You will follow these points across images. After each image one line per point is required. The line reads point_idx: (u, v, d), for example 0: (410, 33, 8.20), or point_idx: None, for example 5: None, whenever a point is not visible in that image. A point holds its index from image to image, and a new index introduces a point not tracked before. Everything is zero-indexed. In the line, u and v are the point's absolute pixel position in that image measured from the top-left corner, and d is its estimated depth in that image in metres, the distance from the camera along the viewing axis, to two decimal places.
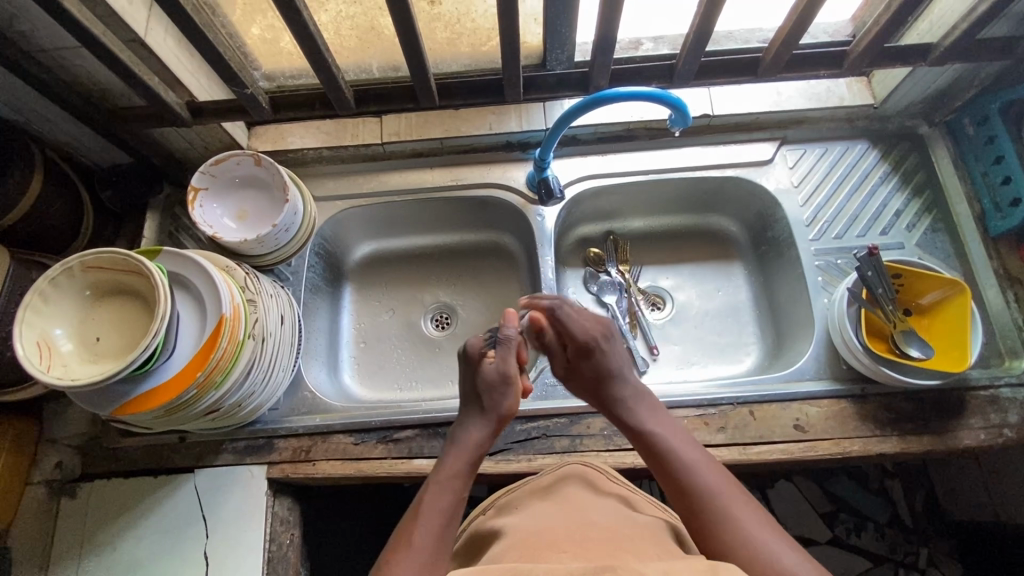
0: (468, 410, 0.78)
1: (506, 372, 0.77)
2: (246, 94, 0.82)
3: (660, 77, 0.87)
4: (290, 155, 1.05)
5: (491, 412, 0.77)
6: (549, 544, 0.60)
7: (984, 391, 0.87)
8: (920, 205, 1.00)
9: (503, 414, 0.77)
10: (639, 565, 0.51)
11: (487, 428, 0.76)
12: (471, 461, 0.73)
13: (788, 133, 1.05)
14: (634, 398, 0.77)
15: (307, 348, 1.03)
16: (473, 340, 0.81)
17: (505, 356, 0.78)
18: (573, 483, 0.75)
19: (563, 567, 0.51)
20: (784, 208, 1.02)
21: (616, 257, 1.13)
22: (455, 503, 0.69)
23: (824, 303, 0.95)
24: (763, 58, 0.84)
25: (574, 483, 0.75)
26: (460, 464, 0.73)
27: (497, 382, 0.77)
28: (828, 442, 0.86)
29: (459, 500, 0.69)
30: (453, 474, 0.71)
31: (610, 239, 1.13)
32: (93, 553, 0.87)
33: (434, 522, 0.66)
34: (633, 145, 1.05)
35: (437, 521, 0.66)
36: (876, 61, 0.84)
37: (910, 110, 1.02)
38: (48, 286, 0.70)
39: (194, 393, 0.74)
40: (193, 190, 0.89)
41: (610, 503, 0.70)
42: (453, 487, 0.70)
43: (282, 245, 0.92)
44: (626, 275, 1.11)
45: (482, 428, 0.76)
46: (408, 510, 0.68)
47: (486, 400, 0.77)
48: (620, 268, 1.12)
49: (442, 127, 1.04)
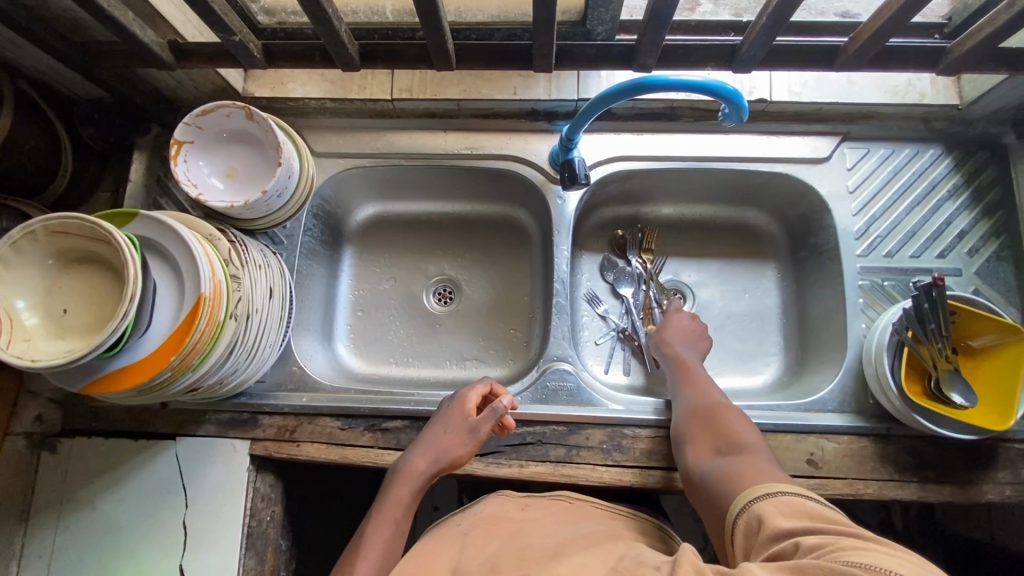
0: (425, 438, 0.78)
1: (476, 430, 0.77)
2: (234, 41, 0.70)
3: (717, 59, 0.74)
4: (290, 104, 0.94)
5: (443, 454, 0.76)
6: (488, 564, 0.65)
7: (1019, 443, 0.81)
8: (988, 228, 0.89)
9: (454, 463, 0.76)
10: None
11: (464, 440, 0.77)
12: (416, 495, 0.75)
13: (851, 129, 0.93)
14: (683, 329, 0.91)
15: (299, 318, 0.96)
16: (467, 390, 0.81)
17: (487, 416, 0.77)
18: (503, 500, 0.79)
19: None
20: (833, 214, 0.91)
21: (640, 246, 1.04)
22: (398, 539, 0.73)
23: (861, 329, 0.87)
24: (844, 47, 0.71)
25: (499, 501, 0.79)
26: (407, 494, 0.75)
27: (463, 432, 0.77)
28: (842, 482, 0.80)
29: (397, 533, 0.73)
30: (396, 506, 0.74)
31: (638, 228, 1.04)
32: (71, 510, 0.86)
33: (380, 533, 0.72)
34: (674, 126, 0.93)
35: (387, 531, 0.72)
36: (980, 64, 0.70)
37: (1000, 115, 0.88)
38: (10, 250, 0.63)
39: (169, 376, 0.69)
40: (177, 143, 0.79)
41: (554, 521, 0.74)
42: (393, 513, 0.73)
43: (274, 210, 0.84)
44: (648, 266, 1.03)
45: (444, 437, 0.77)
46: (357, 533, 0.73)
47: (462, 426, 0.77)
48: (643, 259, 1.03)
49: (460, 86, 0.92)
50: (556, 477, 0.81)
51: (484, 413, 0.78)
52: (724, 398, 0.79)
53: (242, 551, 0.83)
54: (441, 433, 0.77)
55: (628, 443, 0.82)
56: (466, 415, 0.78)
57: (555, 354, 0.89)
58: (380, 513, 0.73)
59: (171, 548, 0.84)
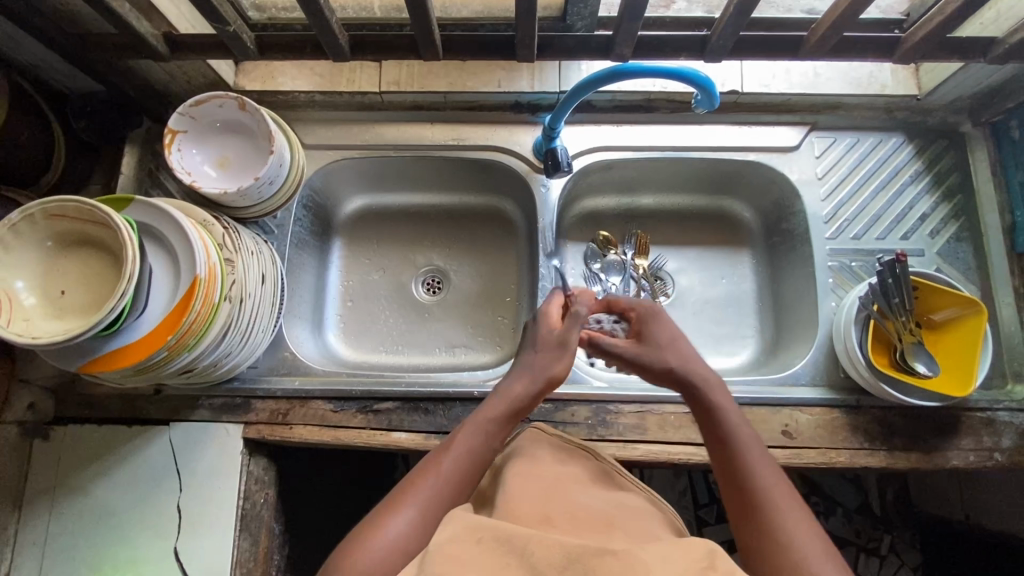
0: (517, 361, 0.73)
1: (563, 337, 0.73)
2: (228, 31, 0.73)
3: (690, 49, 0.78)
4: (280, 97, 0.97)
5: (540, 371, 0.71)
6: (540, 517, 0.58)
7: (981, 412, 0.85)
8: (949, 210, 0.94)
9: (551, 378, 0.71)
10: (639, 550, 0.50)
11: (560, 352, 0.72)
12: (511, 418, 0.68)
13: (819, 119, 0.97)
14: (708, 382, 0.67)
15: (290, 306, 0.98)
16: (547, 303, 0.77)
17: (574, 326, 0.73)
18: (540, 437, 0.74)
19: (556, 544, 0.50)
20: (803, 200, 0.96)
21: (633, 245, 1.07)
22: (481, 460, 0.65)
23: (831, 307, 0.91)
24: (807, 38, 0.75)
25: (535, 438, 0.73)
26: (499, 412, 0.68)
27: (555, 345, 0.72)
28: (815, 451, 0.84)
29: (485, 451, 0.65)
30: (486, 422, 0.67)
31: (632, 231, 1.08)
32: (65, 496, 0.86)
33: (457, 458, 0.64)
34: (651, 117, 0.97)
35: (465, 456, 0.64)
36: (932, 53, 0.75)
37: (956, 105, 0.94)
38: (9, 232, 0.65)
39: (165, 355, 0.71)
40: (171, 132, 0.81)
41: (590, 479, 0.68)
42: (484, 435, 0.66)
43: (266, 199, 0.87)
44: (642, 270, 1.05)
45: (535, 356, 0.72)
46: (426, 456, 0.65)
47: (546, 347, 0.72)
48: (637, 260, 1.06)
49: (446, 79, 0.95)
50: None
51: (567, 323, 0.75)
52: (783, 496, 0.57)
53: (236, 533, 0.85)
54: (530, 355, 0.72)
55: (612, 419, 0.86)
56: (553, 329, 0.74)
57: None
58: (468, 429, 0.66)
59: (165, 531, 0.85)
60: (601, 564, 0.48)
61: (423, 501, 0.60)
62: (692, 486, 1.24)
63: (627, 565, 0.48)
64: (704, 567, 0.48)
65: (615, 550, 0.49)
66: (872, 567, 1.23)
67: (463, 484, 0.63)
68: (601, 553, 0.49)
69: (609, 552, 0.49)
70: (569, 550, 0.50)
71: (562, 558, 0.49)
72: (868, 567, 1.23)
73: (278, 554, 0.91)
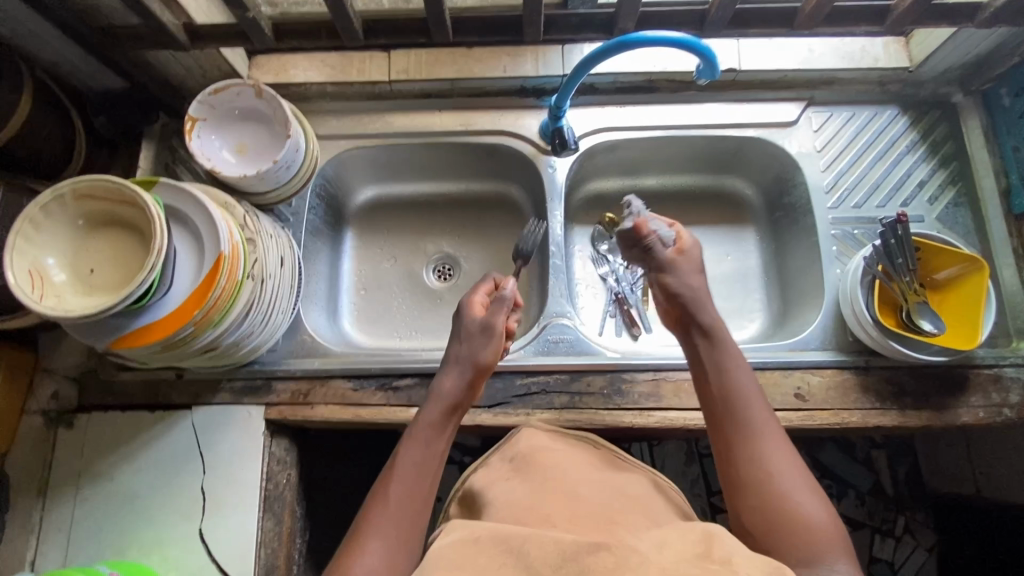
0: (448, 359, 0.76)
1: (489, 326, 0.76)
2: (247, 17, 0.76)
3: (689, 24, 0.81)
4: (294, 89, 1.00)
5: (470, 365, 0.75)
6: (539, 517, 0.60)
7: (988, 369, 0.87)
8: (945, 177, 0.97)
9: (482, 366, 0.75)
10: (633, 542, 0.50)
11: (489, 344, 0.76)
12: (448, 415, 0.72)
13: (816, 94, 1.01)
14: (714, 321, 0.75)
15: (306, 292, 1.01)
16: (470, 291, 0.81)
17: (495, 309, 0.77)
18: (533, 433, 0.78)
19: (557, 543, 0.50)
20: (804, 172, 0.99)
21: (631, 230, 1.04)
22: (429, 462, 0.68)
23: (835, 274, 0.94)
24: (800, 8, 0.79)
25: (531, 434, 0.78)
26: (436, 415, 0.71)
27: (479, 334, 0.76)
28: (828, 412, 0.85)
29: (434, 457, 0.68)
30: (428, 425, 0.70)
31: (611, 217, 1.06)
32: (90, 482, 0.87)
33: (409, 471, 0.66)
34: (652, 97, 1.01)
35: (415, 466, 0.66)
36: (919, 20, 0.79)
37: (947, 75, 0.97)
38: (40, 212, 0.67)
39: (192, 331, 0.73)
40: (192, 120, 0.84)
41: (589, 463, 0.72)
42: (428, 444, 0.69)
43: (283, 183, 0.89)
44: None
45: (461, 359, 0.75)
46: (385, 465, 0.67)
47: (465, 348, 0.76)
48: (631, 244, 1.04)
49: (454, 67, 0.98)
50: (562, 422, 0.86)
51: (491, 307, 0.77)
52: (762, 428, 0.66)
53: (260, 514, 0.86)
54: (453, 363, 0.75)
55: (627, 387, 0.87)
56: (475, 316, 0.78)
57: (554, 311, 0.94)
58: (413, 436, 0.69)
59: (190, 514, 0.86)
60: (596, 560, 0.47)
61: (386, 526, 0.61)
62: (705, 472, 1.24)
63: (622, 559, 0.47)
64: (699, 557, 0.47)
65: (611, 546, 0.48)
66: (888, 548, 1.23)
67: (419, 494, 0.65)
68: (595, 550, 0.48)
69: (605, 547, 0.48)
70: (570, 548, 0.49)
71: (557, 555, 0.49)
72: (883, 547, 1.23)
73: (299, 537, 0.92)
